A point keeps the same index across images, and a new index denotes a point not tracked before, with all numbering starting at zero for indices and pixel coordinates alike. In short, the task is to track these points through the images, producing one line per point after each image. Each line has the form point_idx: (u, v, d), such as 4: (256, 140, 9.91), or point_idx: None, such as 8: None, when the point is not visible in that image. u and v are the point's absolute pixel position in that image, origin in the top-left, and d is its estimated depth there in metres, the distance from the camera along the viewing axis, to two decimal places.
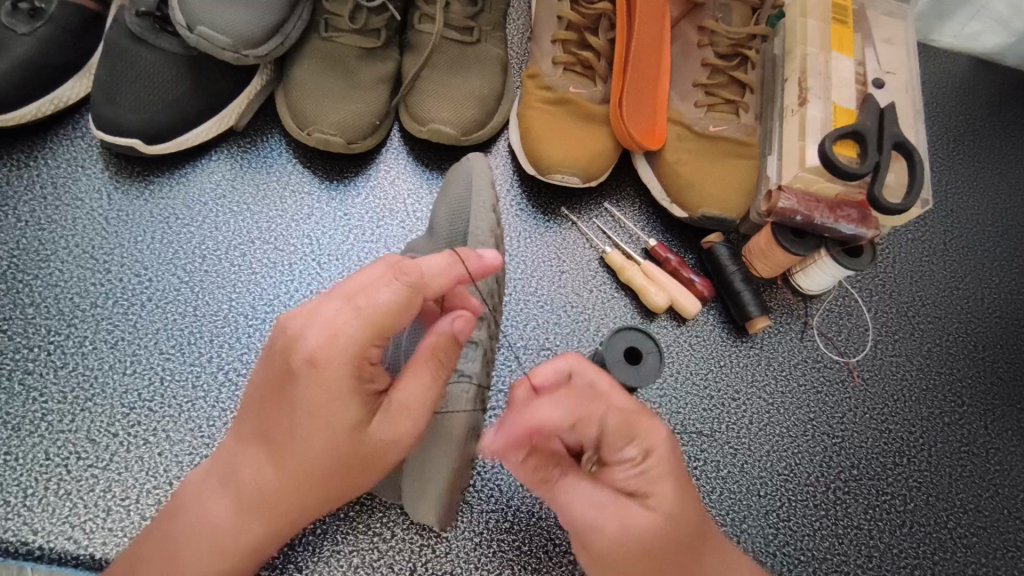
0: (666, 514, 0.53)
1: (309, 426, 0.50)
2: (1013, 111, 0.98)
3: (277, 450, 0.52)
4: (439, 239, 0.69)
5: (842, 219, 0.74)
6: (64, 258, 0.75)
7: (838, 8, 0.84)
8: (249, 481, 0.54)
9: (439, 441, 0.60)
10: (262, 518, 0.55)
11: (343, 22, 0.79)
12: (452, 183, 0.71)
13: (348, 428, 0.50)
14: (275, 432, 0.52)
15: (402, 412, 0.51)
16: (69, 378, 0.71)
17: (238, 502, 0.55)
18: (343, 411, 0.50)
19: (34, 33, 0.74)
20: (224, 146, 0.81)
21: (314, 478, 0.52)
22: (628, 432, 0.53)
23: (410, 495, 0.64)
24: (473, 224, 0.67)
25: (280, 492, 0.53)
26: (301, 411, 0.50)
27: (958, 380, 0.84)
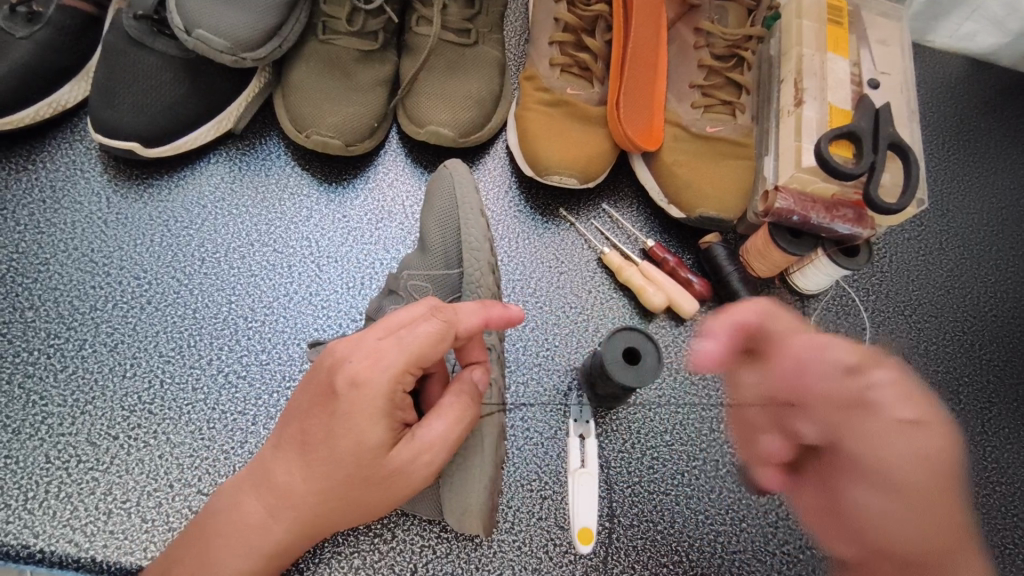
0: (943, 439, 0.55)
1: (340, 440, 0.50)
2: (1007, 111, 0.99)
3: (308, 463, 0.52)
4: (433, 252, 0.69)
5: (838, 220, 0.75)
6: (63, 262, 0.75)
7: (833, 9, 0.84)
8: (279, 488, 0.54)
9: (471, 450, 0.61)
10: (286, 522, 0.54)
11: (341, 24, 0.79)
12: (435, 197, 0.71)
13: (377, 444, 0.50)
14: (310, 443, 0.52)
15: (429, 446, 0.52)
16: (69, 381, 0.71)
17: (270, 506, 0.54)
18: (373, 429, 0.50)
19: (32, 37, 0.74)
20: (222, 149, 0.82)
21: (341, 490, 0.52)
22: (870, 362, 0.61)
23: (453, 517, 0.62)
24: (466, 232, 0.67)
25: (305, 502, 0.53)
26: (337, 426, 0.50)
27: (955, 379, 0.84)
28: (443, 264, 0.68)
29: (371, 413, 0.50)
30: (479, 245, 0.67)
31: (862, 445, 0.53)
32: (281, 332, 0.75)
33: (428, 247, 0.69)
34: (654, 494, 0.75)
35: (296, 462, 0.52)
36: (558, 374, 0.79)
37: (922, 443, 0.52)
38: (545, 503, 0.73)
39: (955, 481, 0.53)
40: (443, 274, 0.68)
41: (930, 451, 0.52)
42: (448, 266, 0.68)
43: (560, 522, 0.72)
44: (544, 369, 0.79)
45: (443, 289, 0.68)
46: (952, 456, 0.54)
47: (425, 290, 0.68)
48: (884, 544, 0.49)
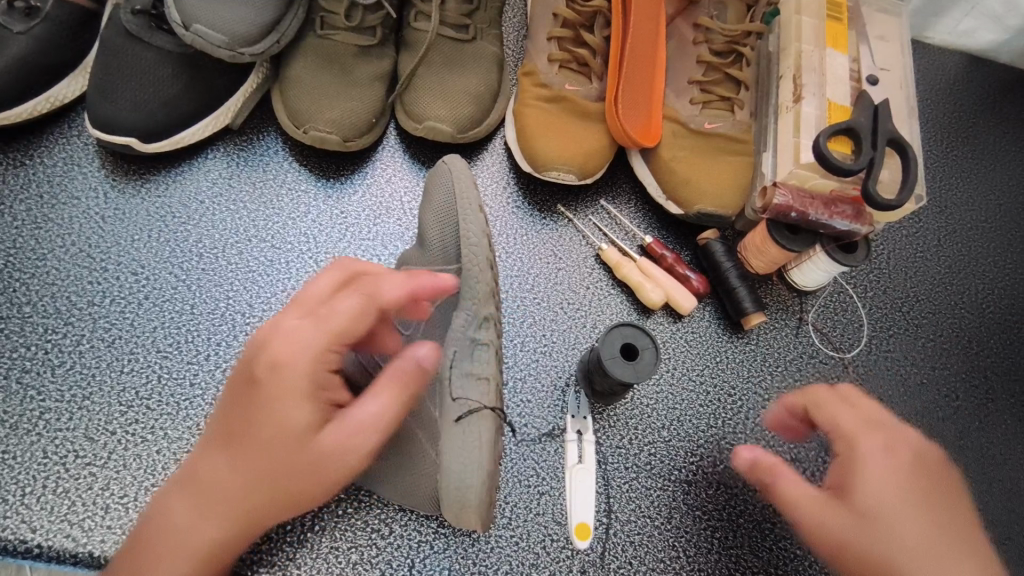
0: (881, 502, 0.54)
1: (266, 427, 0.50)
2: (1005, 108, 0.99)
3: (236, 456, 0.51)
4: (433, 248, 0.69)
5: (837, 216, 0.74)
6: (61, 257, 0.75)
7: (833, 5, 0.84)
8: (208, 487, 0.51)
9: (469, 444, 0.61)
10: (217, 521, 0.51)
11: (340, 20, 0.79)
12: (433, 193, 0.70)
13: (305, 425, 0.50)
14: (237, 434, 0.51)
15: (365, 428, 0.51)
16: (67, 376, 0.71)
17: (200, 506, 0.51)
18: (299, 411, 0.50)
19: (29, 32, 0.73)
20: (220, 145, 0.81)
21: (271, 481, 0.50)
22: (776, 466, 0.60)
23: (450, 513, 0.62)
24: (464, 227, 0.67)
25: (236, 498, 0.51)
26: (262, 412, 0.50)
27: (952, 374, 0.84)
28: (442, 259, 0.68)
29: (297, 394, 0.50)
30: (476, 240, 0.66)
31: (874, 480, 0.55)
32: None
33: (427, 242, 0.70)
34: (651, 489, 0.75)
35: (223, 459, 0.51)
36: (556, 371, 0.79)
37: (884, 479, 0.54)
38: (542, 498, 0.73)
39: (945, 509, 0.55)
40: (443, 268, 0.68)
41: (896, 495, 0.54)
42: (447, 260, 0.68)
43: (557, 517, 0.72)
44: (542, 365, 0.79)
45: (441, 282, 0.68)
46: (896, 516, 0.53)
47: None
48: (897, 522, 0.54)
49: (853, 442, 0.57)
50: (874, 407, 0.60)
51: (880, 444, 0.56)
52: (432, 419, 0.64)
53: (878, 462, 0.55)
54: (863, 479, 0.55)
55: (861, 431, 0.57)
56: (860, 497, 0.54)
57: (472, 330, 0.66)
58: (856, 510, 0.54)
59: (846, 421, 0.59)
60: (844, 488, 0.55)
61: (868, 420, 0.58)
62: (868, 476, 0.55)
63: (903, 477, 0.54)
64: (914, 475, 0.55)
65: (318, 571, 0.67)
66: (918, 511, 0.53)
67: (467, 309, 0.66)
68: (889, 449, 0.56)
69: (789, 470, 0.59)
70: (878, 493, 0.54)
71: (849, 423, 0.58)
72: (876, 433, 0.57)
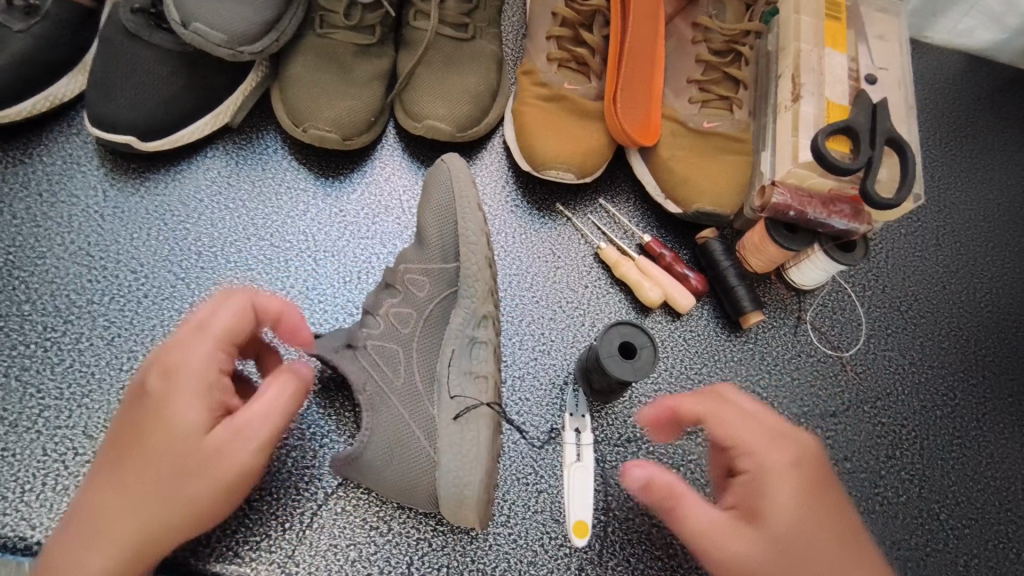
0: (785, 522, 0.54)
1: (158, 431, 0.51)
2: (1003, 107, 0.99)
3: (130, 468, 0.51)
4: (430, 248, 0.68)
5: (835, 215, 0.74)
6: (61, 255, 0.75)
7: (831, 5, 0.84)
8: (103, 508, 0.51)
9: (467, 441, 0.62)
10: (111, 539, 0.51)
11: (339, 18, 0.79)
12: (430, 191, 0.70)
13: (194, 426, 0.51)
14: (129, 449, 0.52)
15: (253, 421, 0.53)
16: (66, 374, 0.71)
17: (94, 529, 0.51)
18: (188, 410, 0.52)
19: (29, 31, 0.73)
20: (219, 143, 0.82)
21: (165, 487, 0.51)
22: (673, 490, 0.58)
23: (448, 510, 0.62)
24: (463, 225, 0.67)
25: (131, 513, 0.51)
26: (154, 418, 0.52)
27: (950, 373, 0.85)
28: (440, 258, 0.68)
29: (189, 396, 0.52)
30: (475, 239, 0.67)
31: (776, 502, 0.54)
32: None
33: (425, 241, 0.69)
34: None
35: (117, 474, 0.52)
36: (554, 369, 0.79)
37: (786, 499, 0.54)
38: (540, 496, 0.73)
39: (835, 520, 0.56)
40: (441, 268, 0.68)
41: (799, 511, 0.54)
42: (444, 260, 0.68)
43: (555, 515, 0.73)
44: (540, 364, 0.79)
45: (439, 281, 0.68)
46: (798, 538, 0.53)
47: (422, 284, 0.68)
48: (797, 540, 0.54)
49: (759, 459, 0.56)
50: (769, 415, 0.59)
51: (786, 460, 0.56)
52: (428, 417, 0.64)
53: (783, 481, 0.55)
54: (772, 499, 0.54)
55: (764, 445, 0.56)
56: (773, 522, 0.54)
57: (470, 327, 0.67)
58: (768, 534, 0.53)
59: (748, 436, 0.57)
60: (752, 510, 0.55)
61: (768, 432, 0.58)
62: (773, 498, 0.54)
63: (808, 492, 0.55)
64: (816, 486, 0.56)
65: (317, 568, 0.67)
66: (823, 526, 0.54)
67: (465, 308, 0.67)
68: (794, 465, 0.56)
69: (691, 493, 0.57)
70: (785, 517, 0.54)
71: (750, 438, 0.57)
72: (778, 447, 0.57)
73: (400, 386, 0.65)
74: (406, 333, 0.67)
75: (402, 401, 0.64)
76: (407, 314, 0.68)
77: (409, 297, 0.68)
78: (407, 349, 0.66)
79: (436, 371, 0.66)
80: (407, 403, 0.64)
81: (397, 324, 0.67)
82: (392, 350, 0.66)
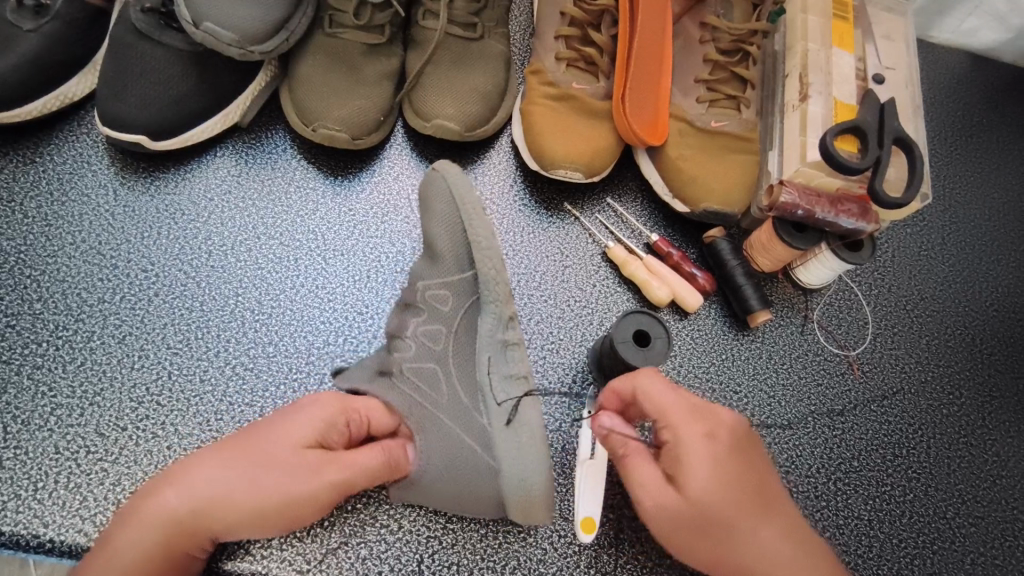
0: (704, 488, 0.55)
1: (281, 429, 0.60)
2: (1007, 107, 0.99)
3: (245, 449, 0.58)
4: (444, 259, 0.67)
5: (843, 214, 0.75)
6: (72, 254, 0.75)
7: (839, 5, 0.85)
8: (192, 471, 0.57)
9: (525, 444, 0.62)
10: (186, 496, 0.56)
11: (348, 18, 0.79)
12: (434, 205, 0.67)
13: (306, 437, 0.60)
14: (243, 436, 0.60)
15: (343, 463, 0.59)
16: (77, 373, 0.71)
17: (180, 484, 0.56)
18: (310, 424, 0.60)
19: (40, 30, 0.73)
20: (228, 143, 0.82)
21: (253, 468, 0.57)
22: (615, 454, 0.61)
23: (519, 512, 0.63)
24: (472, 232, 0.64)
25: (211, 476, 0.56)
26: (281, 423, 0.61)
27: (956, 372, 0.85)
28: (456, 266, 0.66)
29: (319, 420, 0.61)
30: (486, 242, 0.63)
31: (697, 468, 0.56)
32: (288, 325, 0.76)
33: (440, 254, 0.67)
34: None
35: (216, 450, 0.58)
36: (563, 368, 0.79)
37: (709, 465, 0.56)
38: None
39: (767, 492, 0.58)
40: (458, 277, 0.66)
41: (726, 476, 0.56)
42: (461, 268, 0.66)
43: (565, 513, 0.73)
44: (549, 363, 0.79)
45: (461, 291, 0.67)
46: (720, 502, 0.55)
47: (445, 297, 0.67)
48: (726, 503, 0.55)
49: (678, 432, 0.58)
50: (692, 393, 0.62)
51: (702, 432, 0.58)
52: (480, 428, 0.64)
53: (699, 448, 0.57)
54: (690, 467, 0.56)
55: (681, 419, 0.59)
56: (692, 484, 0.56)
57: (501, 332, 0.65)
58: (689, 496, 0.56)
59: (670, 410, 0.59)
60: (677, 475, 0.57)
61: (691, 407, 0.60)
62: (691, 465, 0.56)
63: (732, 462, 0.57)
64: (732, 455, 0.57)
65: (327, 566, 0.68)
66: (742, 488, 0.56)
67: (492, 314, 0.65)
68: (708, 439, 0.58)
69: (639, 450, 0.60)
70: (704, 481, 0.55)
71: (672, 411, 0.59)
72: (699, 420, 0.59)
73: (444, 402, 0.65)
74: (441, 348, 0.67)
75: (451, 416, 0.65)
76: (437, 330, 0.67)
77: (434, 313, 0.68)
78: (443, 364, 0.66)
79: (477, 383, 0.66)
80: (455, 416, 0.65)
81: (427, 343, 0.67)
82: (429, 369, 0.66)
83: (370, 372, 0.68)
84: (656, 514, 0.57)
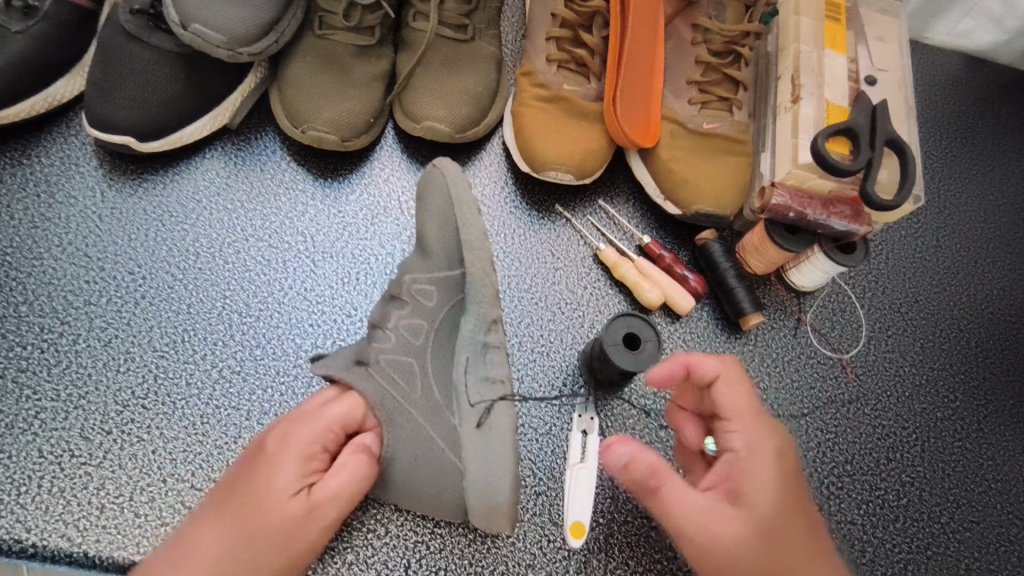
0: (766, 506, 0.54)
1: (265, 485, 0.55)
2: (1003, 109, 0.99)
3: (236, 516, 0.53)
4: (433, 254, 0.68)
5: (835, 216, 0.74)
6: (57, 257, 0.75)
7: (832, 6, 0.84)
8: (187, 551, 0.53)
9: (493, 447, 0.63)
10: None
11: (338, 19, 0.79)
12: (428, 197, 0.69)
13: (287, 485, 0.55)
14: (230, 496, 0.55)
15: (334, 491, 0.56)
16: (63, 376, 0.71)
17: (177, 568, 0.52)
18: (290, 466, 0.56)
19: (26, 31, 0.73)
20: (217, 144, 0.81)
21: (243, 534, 0.52)
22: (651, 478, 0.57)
23: (481, 518, 0.62)
24: (464, 230, 0.66)
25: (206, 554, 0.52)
26: (261, 473, 0.55)
27: (951, 376, 0.84)
28: (445, 264, 0.68)
29: (297, 458, 0.56)
30: (478, 243, 0.66)
31: (759, 484, 0.55)
32: (275, 328, 0.75)
33: (429, 248, 0.69)
34: None
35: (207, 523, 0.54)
36: (553, 370, 0.79)
37: (770, 481, 0.55)
38: (539, 498, 0.73)
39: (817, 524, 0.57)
40: (445, 274, 0.68)
41: (786, 496, 0.55)
42: (449, 266, 0.68)
43: (555, 517, 0.72)
44: (539, 365, 0.79)
45: (447, 289, 0.68)
46: (782, 524, 0.54)
47: (430, 293, 0.68)
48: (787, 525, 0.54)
49: (746, 441, 0.57)
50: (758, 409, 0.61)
51: (768, 448, 0.57)
52: (450, 427, 0.63)
53: (762, 464, 0.56)
54: (755, 483, 0.55)
55: (744, 429, 0.58)
56: (755, 499, 0.54)
57: (481, 334, 0.67)
58: (750, 516, 0.54)
59: (742, 415, 0.59)
60: (737, 493, 0.55)
61: (755, 419, 0.59)
62: (758, 480, 0.55)
63: (794, 483, 0.56)
64: (797, 476, 0.57)
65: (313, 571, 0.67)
66: (801, 514, 0.55)
67: (475, 314, 0.67)
68: (780, 455, 0.57)
69: (675, 476, 0.56)
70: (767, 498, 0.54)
71: (743, 417, 0.59)
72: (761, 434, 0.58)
73: (419, 399, 0.64)
74: (420, 343, 0.66)
75: (424, 414, 0.63)
76: (419, 326, 0.67)
77: (418, 308, 0.68)
78: (422, 361, 0.66)
79: (453, 381, 0.66)
80: (430, 416, 0.63)
81: (408, 336, 0.67)
82: (406, 362, 0.65)
83: (346, 361, 0.65)
84: (711, 539, 0.54)
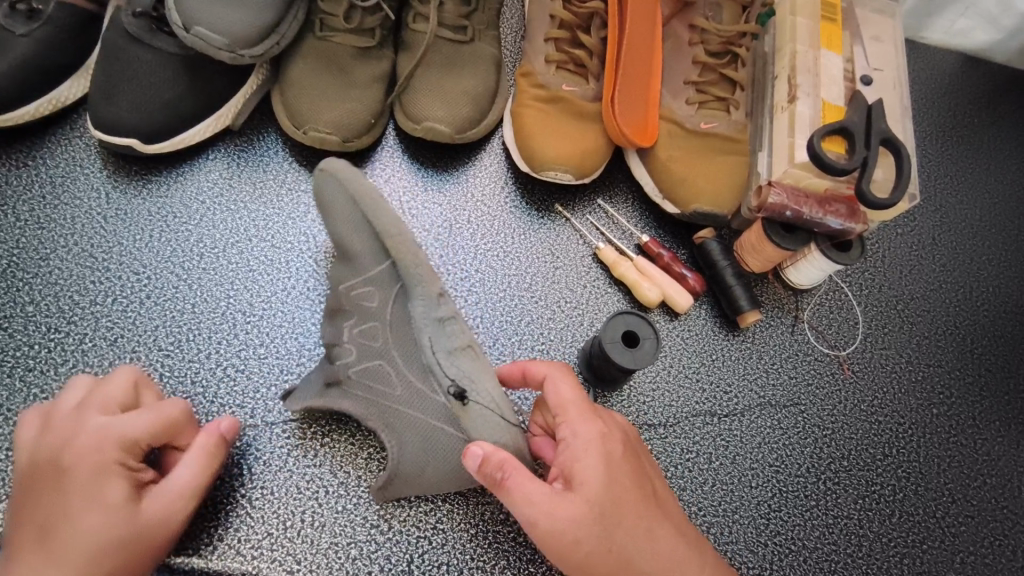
0: (599, 487, 0.54)
1: (76, 515, 0.54)
2: (998, 108, 1.00)
3: (52, 552, 0.53)
4: (359, 255, 0.66)
5: (831, 214, 0.75)
6: (64, 257, 0.75)
7: (827, 6, 0.85)
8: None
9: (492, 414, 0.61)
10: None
11: (339, 22, 0.80)
12: (333, 207, 0.67)
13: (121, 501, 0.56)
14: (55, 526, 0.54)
15: (167, 496, 0.59)
16: (69, 375, 0.71)
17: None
18: (114, 486, 0.56)
19: (31, 35, 0.74)
20: (221, 146, 0.82)
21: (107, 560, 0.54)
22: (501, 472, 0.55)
23: None
24: (379, 222, 0.63)
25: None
26: (82, 498, 0.55)
27: (946, 372, 0.85)
28: (374, 259, 0.65)
29: (99, 475, 0.56)
30: (395, 231, 0.63)
31: (591, 466, 0.55)
32: (277, 328, 0.76)
33: (355, 254, 0.67)
34: None
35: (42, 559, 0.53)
36: None
37: (604, 461, 0.56)
38: None
39: (653, 492, 0.59)
40: (378, 270, 0.65)
41: (620, 474, 0.56)
42: (377, 259, 0.65)
43: None
44: None
45: (385, 283, 0.65)
46: (614, 502, 0.55)
47: (371, 294, 0.66)
48: (619, 504, 0.55)
49: (575, 429, 0.57)
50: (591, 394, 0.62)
51: (597, 432, 0.57)
52: (441, 406, 0.62)
53: (594, 449, 0.56)
54: (584, 467, 0.55)
55: (578, 415, 0.58)
56: (588, 483, 0.54)
57: (433, 311, 0.63)
58: (588, 499, 0.54)
59: (571, 406, 0.59)
60: (573, 478, 0.55)
61: (587, 405, 0.59)
62: (586, 462, 0.55)
63: (625, 461, 0.57)
64: (624, 458, 0.58)
65: (319, 566, 0.68)
66: (636, 490, 0.56)
67: (421, 296, 0.63)
68: (606, 439, 0.57)
69: (519, 468, 0.55)
70: (601, 479, 0.55)
71: (572, 407, 0.59)
72: (593, 417, 0.59)
73: (403, 392, 0.64)
74: (379, 343, 0.66)
75: (413, 405, 0.63)
76: (374, 328, 0.66)
77: (364, 312, 0.67)
78: (396, 354, 0.65)
79: (427, 364, 0.63)
80: (418, 406, 0.63)
81: (366, 342, 0.66)
82: (377, 367, 0.65)
83: (318, 386, 0.68)
84: (557, 528, 0.53)
